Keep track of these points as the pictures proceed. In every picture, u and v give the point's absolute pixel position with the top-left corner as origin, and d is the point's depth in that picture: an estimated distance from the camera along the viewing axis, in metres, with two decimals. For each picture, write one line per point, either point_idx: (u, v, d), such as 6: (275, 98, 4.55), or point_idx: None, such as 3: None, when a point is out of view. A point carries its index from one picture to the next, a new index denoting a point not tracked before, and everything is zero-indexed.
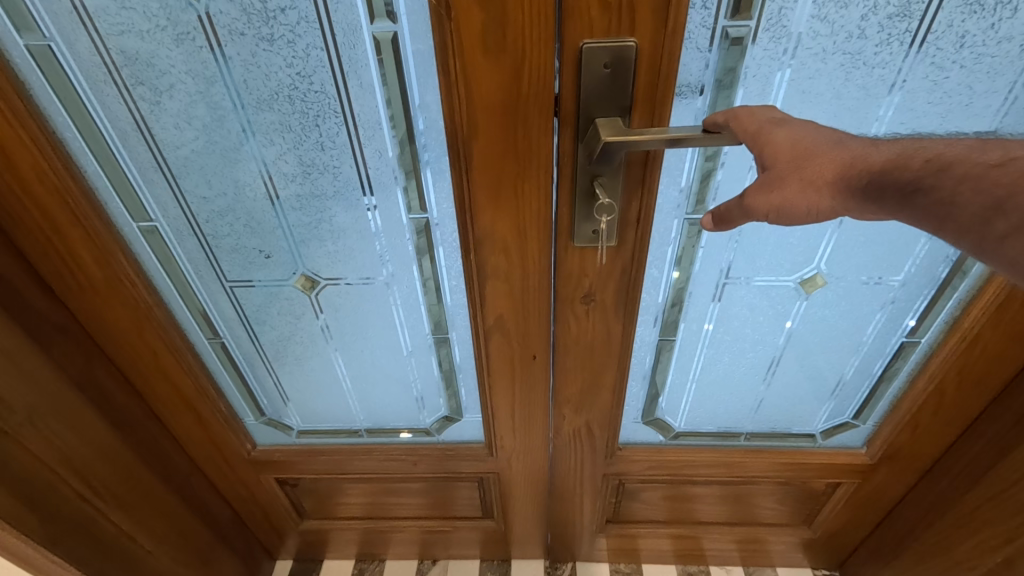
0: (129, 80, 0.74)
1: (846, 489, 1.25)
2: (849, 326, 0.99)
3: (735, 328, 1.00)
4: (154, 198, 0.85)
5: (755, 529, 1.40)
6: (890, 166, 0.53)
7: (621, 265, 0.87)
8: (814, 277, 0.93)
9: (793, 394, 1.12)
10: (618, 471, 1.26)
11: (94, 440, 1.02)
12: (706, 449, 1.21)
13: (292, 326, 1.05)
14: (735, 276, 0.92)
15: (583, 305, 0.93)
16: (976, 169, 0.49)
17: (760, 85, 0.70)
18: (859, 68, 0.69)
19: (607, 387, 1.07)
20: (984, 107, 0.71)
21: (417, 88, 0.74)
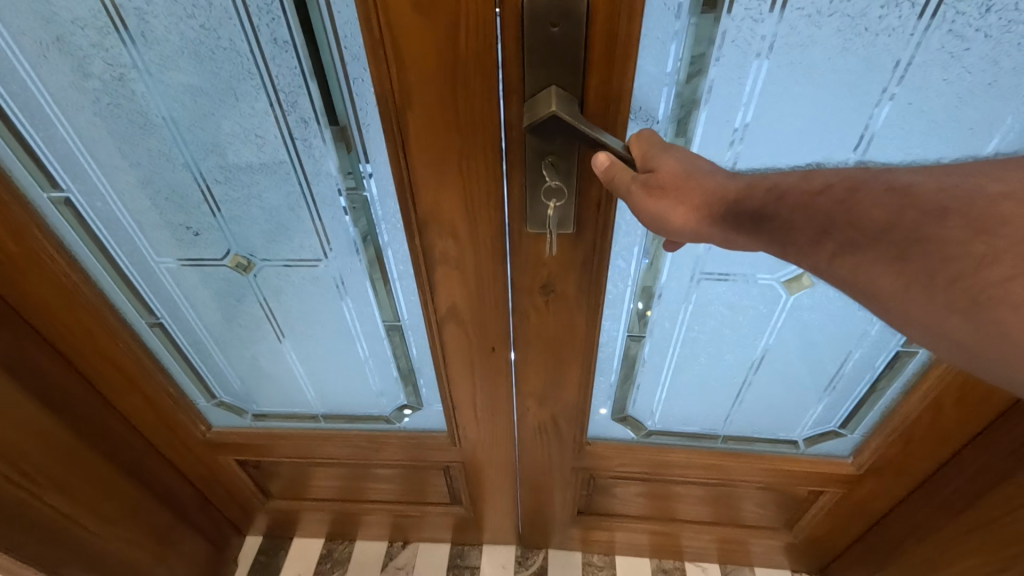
0: (14, 29, 0.64)
1: (830, 496, 1.17)
2: (842, 330, 0.89)
3: (716, 322, 0.90)
4: (64, 166, 0.77)
5: (737, 530, 1.33)
6: (741, 192, 0.48)
7: (582, 254, 0.77)
8: (799, 278, 0.83)
9: (776, 399, 1.03)
10: (588, 465, 1.17)
11: (26, 423, 0.96)
12: (679, 450, 1.13)
13: (235, 308, 0.97)
14: (710, 271, 0.82)
15: (542, 295, 0.82)
16: (802, 198, 0.45)
17: (740, 63, 0.59)
18: (863, 37, 0.57)
19: (573, 381, 0.97)
20: (1014, 87, 0.59)
21: (343, 48, 0.63)
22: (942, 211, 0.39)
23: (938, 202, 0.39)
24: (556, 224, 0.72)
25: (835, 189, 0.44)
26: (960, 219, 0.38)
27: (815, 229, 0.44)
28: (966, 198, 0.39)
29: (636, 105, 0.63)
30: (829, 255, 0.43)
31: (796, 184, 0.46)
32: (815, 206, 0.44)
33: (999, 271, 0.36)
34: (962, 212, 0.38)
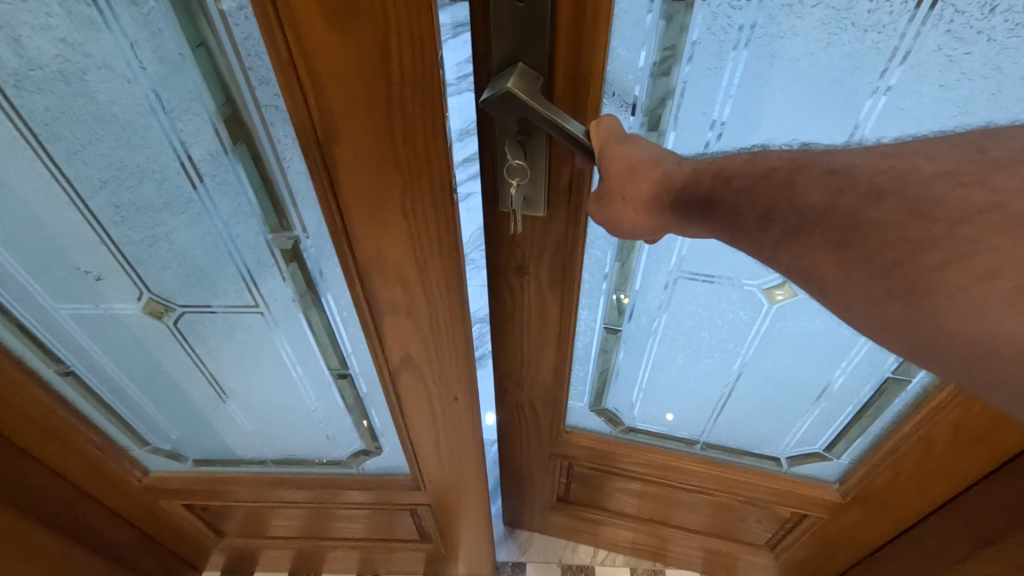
0: None
1: (813, 521, 1.11)
2: (830, 345, 0.83)
3: (697, 318, 0.85)
4: None
5: (724, 543, 1.28)
6: (688, 178, 0.44)
7: (555, 239, 0.68)
8: (782, 286, 0.77)
9: (757, 410, 0.99)
10: (564, 453, 1.15)
11: None
12: (655, 450, 1.10)
13: (158, 354, 0.86)
14: (691, 270, 0.77)
15: (517, 277, 0.74)
16: (749, 182, 0.40)
17: (714, 57, 0.56)
18: (848, 31, 0.53)
19: (547, 366, 0.91)
20: (1018, 96, 0.54)
21: (246, 68, 0.53)
22: (877, 191, 0.34)
23: (874, 182, 0.34)
24: (524, 207, 0.64)
25: (778, 171, 0.38)
26: (898, 199, 0.33)
27: (758, 216, 0.39)
28: (905, 177, 0.33)
29: (608, 89, 0.59)
30: (772, 243, 0.38)
31: (744, 168, 0.41)
32: (758, 189, 0.39)
33: (939, 255, 0.31)
34: (901, 194, 0.33)
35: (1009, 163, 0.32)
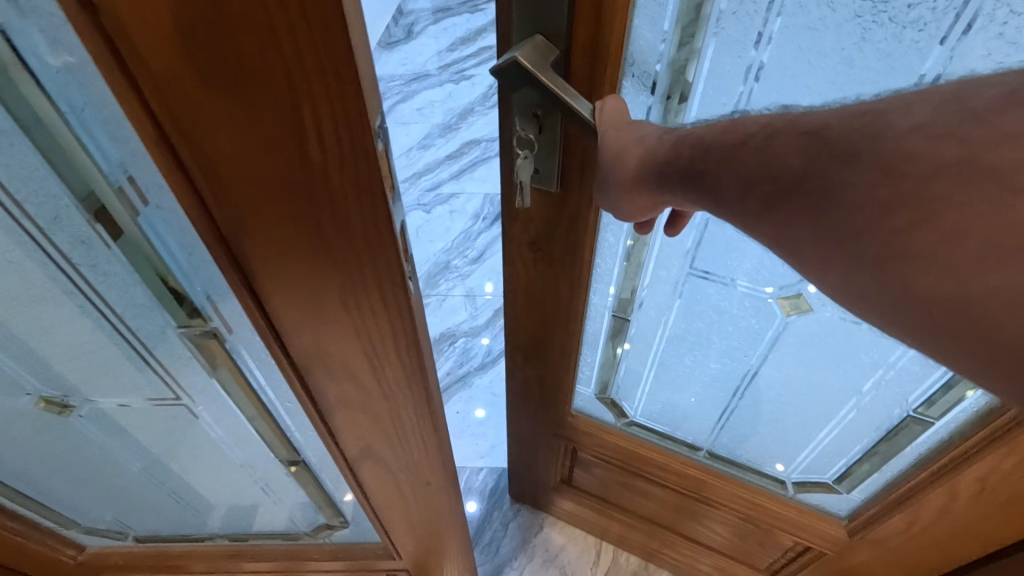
0: None
1: (817, 556, 1.01)
2: (856, 363, 0.76)
3: (708, 317, 0.82)
4: None
5: (733, 564, 1.19)
6: (669, 152, 0.44)
7: (565, 214, 0.65)
8: (795, 296, 0.73)
9: (765, 423, 0.94)
10: (568, 437, 1.08)
11: None
12: (658, 450, 1.05)
13: (73, 451, 0.67)
14: (700, 268, 0.76)
15: (530, 249, 0.71)
16: (728, 150, 0.39)
17: (738, 46, 0.56)
18: (882, 26, 0.50)
19: (558, 348, 0.85)
20: None
21: (107, 143, 0.34)
22: (853, 150, 0.31)
23: (852, 139, 0.31)
24: (537, 180, 0.62)
25: (754, 139, 0.37)
26: (872, 158, 0.30)
27: (737, 185, 0.38)
28: (876, 134, 0.30)
29: (634, 63, 0.57)
30: (752, 214, 0.37)
31: (723, 138, 0.40)
32: (739, 156, 0.38)
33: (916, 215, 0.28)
34: (872, 151, 0.30)
35: (987, 110, 0.27)
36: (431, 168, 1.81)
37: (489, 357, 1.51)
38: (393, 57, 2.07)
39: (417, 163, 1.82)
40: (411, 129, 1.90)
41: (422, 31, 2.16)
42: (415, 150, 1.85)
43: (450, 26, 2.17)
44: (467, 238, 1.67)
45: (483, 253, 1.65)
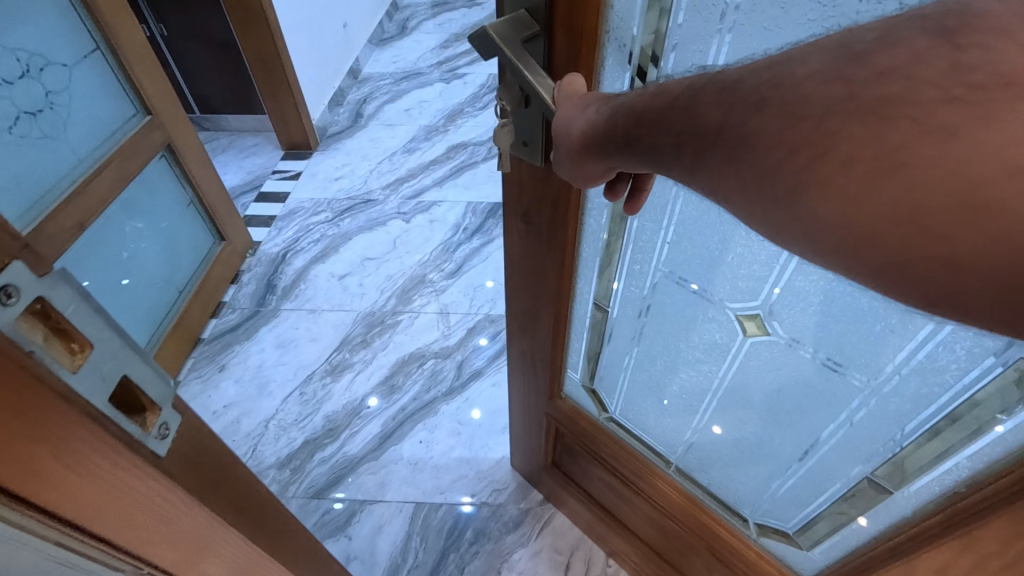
0: None
1: None
2: (820, 384, 0.50)
3: (694, 330, 0.58)
4: None
5: None
6: (601, 125, 0.32)
7: (555, 191, 0.51)
8: (754, 316, 0.51)
9: (750, 448, 0.61)
10: (557, 408, 0.76)
11: None
12: (628, 452, 0.72)
13: None
14: (686, 263, 0.53)
15: (522, 220, 0.57)
16: (654, 110, 0.28)
17: (699, 46, 0.39)
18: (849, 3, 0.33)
19: (546, 363, 0.71)
20: None
21: None
22: (763, 95, 0.22)
23: (758, 90, 0.22)
24: (519, 151, 0.48)
25: (677, 98, 0.26)
26: (780, 100, 0.21)
27: (670, 142, 0.27)
28: (778, 79, 0.22)
29: (614, 26, 0.41)
30: (689, 165, 0.26)
31: (654, 100, 0.28)
32: (666, 117, 0.27)
33: (809, 148, 0.20)
34: (780, 99, 0.21)
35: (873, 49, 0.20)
36: (415, 176, 1.57)
37: (461, 381, 1.05)
38: (384, 56, 2.17)
39: (401, 168, 1.60)
40: (398, 133, 1.75)
41: (417, 27, 2.35)
42: (399, 154, 1.65)
43: (446, 20, 2.38)
44: (446, 250, 1.33)
45: (463, 266, 1.29)
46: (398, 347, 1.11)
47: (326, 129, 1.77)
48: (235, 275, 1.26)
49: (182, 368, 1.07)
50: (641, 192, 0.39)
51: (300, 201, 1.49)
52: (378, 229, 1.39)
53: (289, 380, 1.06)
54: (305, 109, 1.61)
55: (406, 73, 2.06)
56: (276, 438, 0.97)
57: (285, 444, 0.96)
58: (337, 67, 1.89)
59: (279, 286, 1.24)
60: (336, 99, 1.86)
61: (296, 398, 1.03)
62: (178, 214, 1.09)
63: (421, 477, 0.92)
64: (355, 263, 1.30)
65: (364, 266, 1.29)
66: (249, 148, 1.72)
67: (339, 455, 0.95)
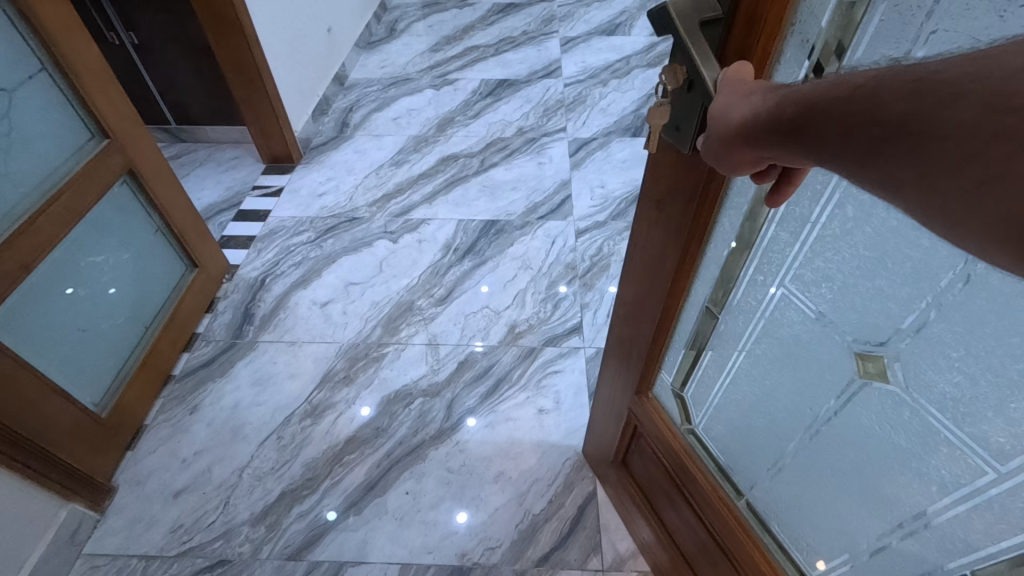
0: None
1: None
2: (922, 457, 0.42)
3: (804, 360, 0.49)
4: None
5: None
6: (764, 112, 0.29)
7: (690, 178, 0.45)
8: (877, 356, 0.42)
9: (833, 502, 0.52)
10: (641, 407, 0.70)
11: None
12: (702, 474, 0.64)
13: None
14: (814, 286, 0.46)
15: (655, 207, 0.53)
16: (827, 101, 0.25)
17: (894, 41, 0.33)
18: None
19: (641, 354, 0.66)
20: None
21: None
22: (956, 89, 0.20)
23: (956, 82, 0.20)
24: (670, 134, 0.43)
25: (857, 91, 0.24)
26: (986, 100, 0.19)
27: (833, 135, 0.25)
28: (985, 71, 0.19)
29: (805, 12, 0.35)
30: (854, 158, 0.24)
31: (827, 87, 0.26)
32: (843, 111, 0.24)
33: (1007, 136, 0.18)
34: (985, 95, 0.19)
35: None
36: (404, 191, 1.49)
37: (450, 423, 0.98)
38: (373, 59, 2.09)
39: (389, 183, 1.52)
40: (385, 143, 1.67)
41: (406, 29, 2.27)
42: (386, 167, 1.57)
43: (437, 21, 2.30)
44: (434, 273, 1.25)
45: (453, 292, 1.21)
46: (381, 385, 1.04)
47: (310, 140, 1.68)
48: (210, 303, 1.18)
49: (150, 410, 0.99)
50: (789, 185, 0.35)
51: (279, 220, 1.40)
52: (363, 249, 1.31)
53: (265, 424, 0.98)
54: (286, 124, 1.53)
55: (396, 78, 1.97)
56: (250, 489, 0.90)
57: (260, 497, 0.89)
58: (322, 74, 1.81)
59: (257, 315, 1.16)
60: (320, 107, 1.77)
61: (273, 444, 0.95)
62: (145, 242, 1.01)
63: (406, 534, 0.85)
64: (338, 288, 1.22)
65: (347, 291, 1.21)
66: (228, 161, 1.63)
67: (318, 509, 0.88)
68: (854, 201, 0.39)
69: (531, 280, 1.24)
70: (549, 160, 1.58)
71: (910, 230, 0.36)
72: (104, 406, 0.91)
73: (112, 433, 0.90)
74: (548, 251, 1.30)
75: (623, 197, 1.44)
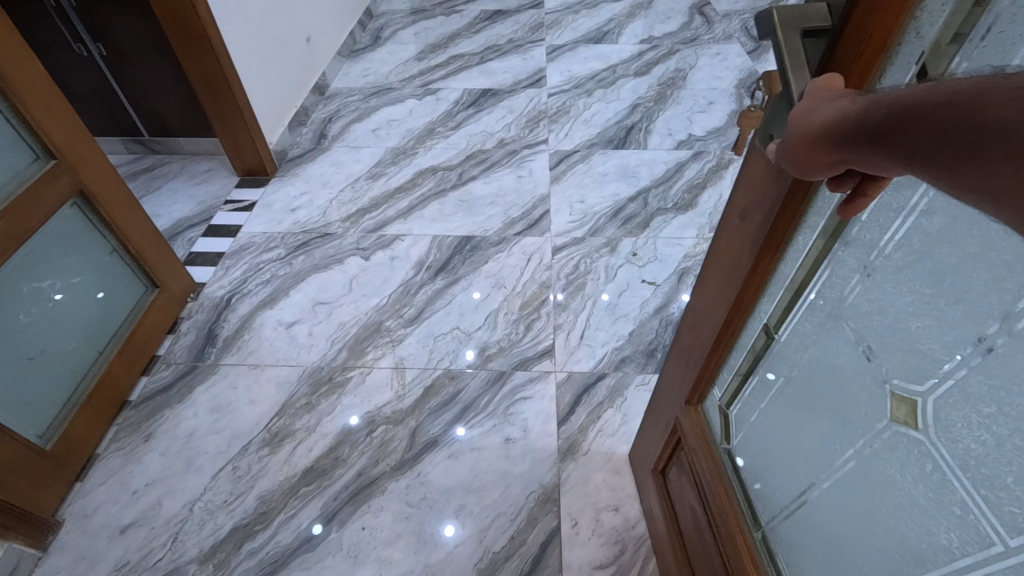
0: None
1: None
2: (931, 516, 0.35)
3: (841, 394, 0.42)
4: None
5: None
6: (851, 115, 0.26)
7: (775, 185, 0.41)
8: (910, 399, 0.35)
9: (834, 556, 0.45)
10: (688, 419, 0.66)
11: None
12: (726, 496, 0.59)
13: None
14: (866, 316, 0.38)
15: (738, 216, 0.49)
16: (919, 107, 0.22)
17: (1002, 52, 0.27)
18: None
19: (695, 363, 0.62)
20: None
21: None
22: None
23: None
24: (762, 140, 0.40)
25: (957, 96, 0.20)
26: None
27: (923, 140, 0.21)
28: None
29: (911, 33, 0.30)
30: (951, 166, 0.20)
31: (922, 91, 0.22)
32: (942, 117, 0.21)
33: None
34: None
35: None
36: (378, 206, 1.45)
37: (412, 453, 0.95)
38: (355, 68, 2.05)
39: (364, 197, 1.48)
40: (363, 155, 1.63)
41: (391, 36, 2.24)
42: (362, 180, 1.54)
43: (423, 29, 2.27)
44: (405, 292, 1.22)
45: (424, 312, 1.17)
46: (342, 413, 1.00)
47: (286, 151, 1.65)
48: (172, 324, 1.14)
49: (102, 438, 0.96)
50: (865, 198, 0.29)
51: (249, 235, 1.37)
52: (332, 267, 1.28)
53: (221, 453, 0.95)
54: (257, 136, 1.49)
55: (378, 88, 1.94)
56: (200, 524, 0.87)
57: (210, 533, 0.86)
58: (301, 83, 1.77)
59: (220, 336, 1.13)
60: (298, 117, 1.74)
61: (228, 475, 0.92)
62: (96, 264, 0.98)
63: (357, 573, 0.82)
64: (304, 309, 1.19)
65: (314, 312, 1.18)
66: (202, 173, 1.60)
67: (270, 546, 0.85)
68: (923, 231, 0.33)
69: (503, 299, 1.20)
70: (528, 174, 1.55)
71: (971, 267, 0.30)
72: (49, 438, 0.87)
73: (58, 465, 0.87)
74: (523, 269, 1.27)
75: (602, 212, 1.41)
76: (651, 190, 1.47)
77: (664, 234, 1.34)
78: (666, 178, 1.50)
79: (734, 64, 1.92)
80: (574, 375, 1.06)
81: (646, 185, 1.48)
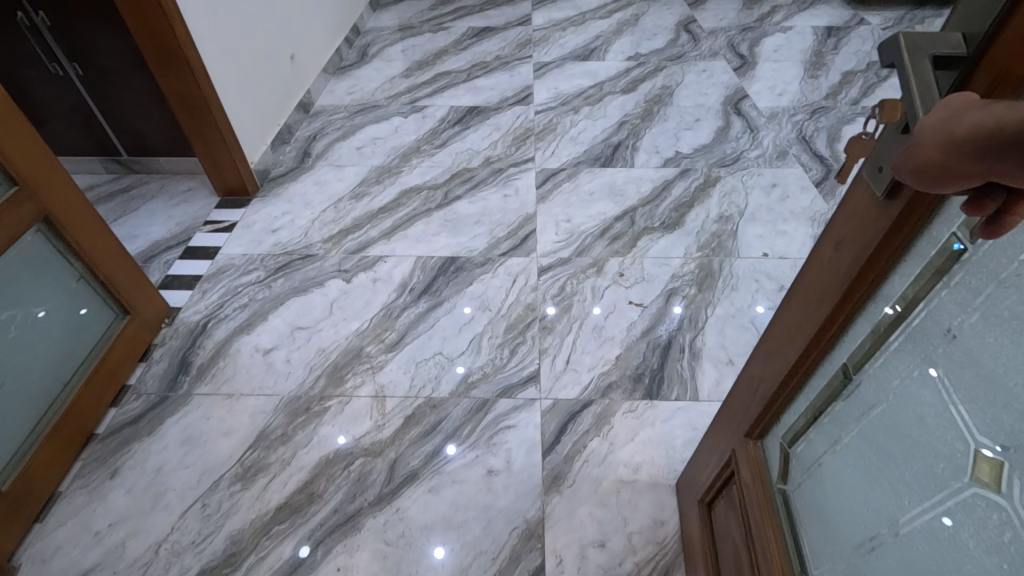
0: None
1: None
2: None
3: (915, 446, 0.39)
4: None
5: None
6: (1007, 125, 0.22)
7: (880, 215, 0.37)
8: (996, 461, 0.32)
9: None
10: (749, 453, 0.61)
11: None
12: (774, 536, 0.55)
13: None
14: (959, 367, 0.35)
15: (833, 247, 0.43)
16: None
17: None
18: None
19: (763, 395, 0.57)
20: None
21: None
22: None
23: None
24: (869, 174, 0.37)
25: None
26: None
27: None
28: None
29: None
30: None
31: None
32: None
33: None
34: None
35: None
36: (362, 226, 1.43)
37: (390, 487, 0.91)
38: (341, 85, 2.04)
39: (348, 217, 1.46)
40: (347, 174, 1.61)
41: (378, 53, 2.23)
42: (346, 200, 1.52)
43: (410, 45, 2.26)
44: (387, 315, 1.19)
45: (406, 336, 1.14)
46: (320, 444, 0.97)
47: (269, 171, 1.62)
48: (146, 351, 1.11)
49: (66, 475, 0.92)
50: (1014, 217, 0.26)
51: (229, 257, 1.34)
52: (312, 290, 1.25)
53: (190, 490, 0.91)
54: (238, 155, 1.47)
55: (364, 105, 1.92)
56: (166, 567, 0.83)
57: None
58: (284, 101, 1.76)
59: (195, 364, 1.09)
60: (282, 136, 1.72)
61: (197, 513, 0.88)
62: (63, 291, 0.94)
63: None
64: (283, 334, 1.15)
65: (293, 337, 1.15)
66: (181, 193, 1.57)
67: None
68: None
69: (488, 323, 1.17)
70: (514, 192, 1.53)
71: None
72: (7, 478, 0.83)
73: (14, 507, 0.83)
74: (508, 290, 1.24)
75: (589, 232, 1.39)
76: (638, 209, 1.46)
77: (652, 254, 1.32)
78: (653, 196, 1.49)
79: (720, 81, 1.92)
80: (560, 402, 1.03)
81: (633, 204, 1.46)
